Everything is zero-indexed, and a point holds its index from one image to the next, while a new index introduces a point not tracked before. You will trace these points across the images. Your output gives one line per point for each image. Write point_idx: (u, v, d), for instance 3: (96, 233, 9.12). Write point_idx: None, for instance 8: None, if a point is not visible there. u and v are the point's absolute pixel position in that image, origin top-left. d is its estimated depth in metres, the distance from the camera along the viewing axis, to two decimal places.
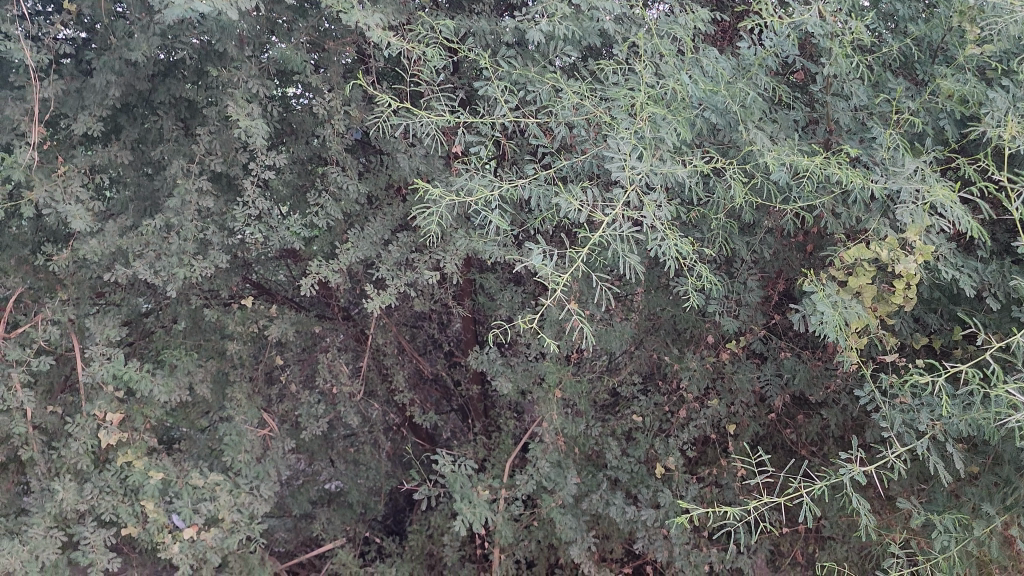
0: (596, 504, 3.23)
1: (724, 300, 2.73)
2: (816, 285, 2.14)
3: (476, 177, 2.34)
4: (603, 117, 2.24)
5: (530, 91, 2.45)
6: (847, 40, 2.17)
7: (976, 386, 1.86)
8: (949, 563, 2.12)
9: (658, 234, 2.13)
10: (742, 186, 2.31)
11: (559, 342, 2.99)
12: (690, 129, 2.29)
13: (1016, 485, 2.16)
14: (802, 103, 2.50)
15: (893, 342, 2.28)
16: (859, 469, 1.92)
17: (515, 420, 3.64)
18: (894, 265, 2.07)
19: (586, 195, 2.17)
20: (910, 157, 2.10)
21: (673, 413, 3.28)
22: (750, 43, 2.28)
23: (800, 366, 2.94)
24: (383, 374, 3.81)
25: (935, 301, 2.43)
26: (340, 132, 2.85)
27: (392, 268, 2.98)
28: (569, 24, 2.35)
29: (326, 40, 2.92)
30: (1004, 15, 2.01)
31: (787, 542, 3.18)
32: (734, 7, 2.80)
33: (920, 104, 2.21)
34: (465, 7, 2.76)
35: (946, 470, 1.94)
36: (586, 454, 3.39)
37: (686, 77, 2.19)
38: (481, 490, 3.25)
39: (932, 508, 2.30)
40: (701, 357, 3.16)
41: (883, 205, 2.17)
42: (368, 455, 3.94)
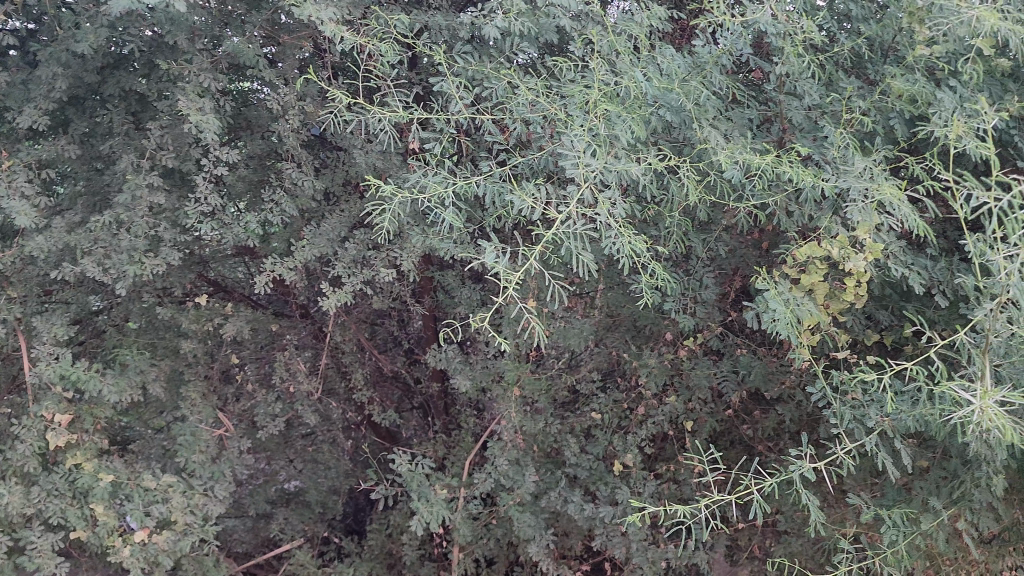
0: (554, 502, 3.23)
1: (680, 296, 2.73)
2: (769, 283, 2.17)
3: (430, 173, 2.31)
4: (559, 114, 2.23)
5: (486, 87, 2.44)
6: (798, 40, 2.19)
7: (921, 382, 1.87)
8: (898, 557, 2.14)
9: (611, 232, 2.13)
10: (697, 184, 2.31)
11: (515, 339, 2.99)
12: (645, 127, 2.30)
13: (963, 478, 2.16)
14: (757, 100, 2.51)
15: (844, 339, 2.30)
16: (809, 466, 1.90)
17: (475, 418, 3.62)
18: (844, 263, 2.09)
19: (540, 193, 2.16)
20: (860, 155, 2.13)
21: (632, 410, 3.29)
22: (705, 41, 2.29)
23: (756, 363, 2.97)
24: (342, 373, 3.78)
25: (887, 299, 2.46)
26: (295, 128, 2.82)
27: (348, 266, 2.97)
28: (524, 20, 2.35)
29: (282, 33, 2.87)
30: (950, 15, 2.03)
31: (744, 537, 3.21)
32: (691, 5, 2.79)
33: (872, 103, 2.24)
34: (422, 2, 2.73)
35: (894, 466, 1.96)
36: (545, 451, 3.38)
37: (641, 75, 2.20)
38: (439, 488, 3.23)
39: (883, 503, 2.32)
40: (659, 354, 3.17)
41: (834, 203, 2.19)
42: (327, 454, 3.91)
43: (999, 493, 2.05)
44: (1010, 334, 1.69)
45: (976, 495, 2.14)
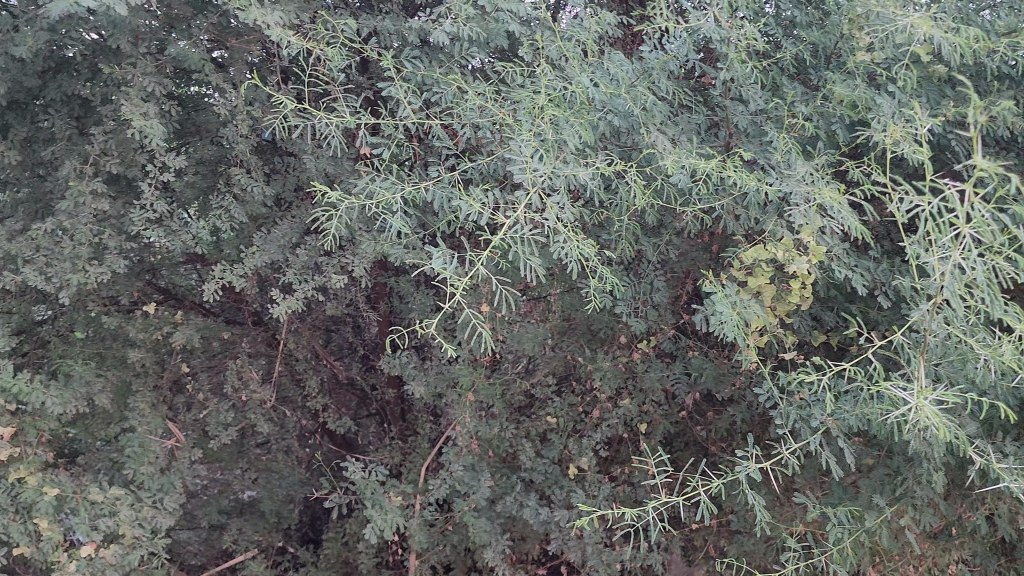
0: (510, 506, 3.23)
1: (631, 300, 2.74)
2: (716, 286, 2.20)
3: (378, 179, 2.30)
4: (506, 119, 2.24)
5: (436, 92, 2.44)
6: (742, 46, 2.22)
7: (862, 382, 1.90)
8: (845, 555, 2.18)
9: (560, 236, 2.13)
10: (645, 188, 2.33)
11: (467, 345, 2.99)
12: (593, 132, 2.31)
13: (906, 476, 2.20)
14: (704, 105, 2.54)
15: (791, 340, 2.34)
16: (755, 466, 1.92)
17: (431, 424, 3.60)
18: (789, 266, 2.12)
19: (489, 198, 2.16)
20: (803, 159, 2.16)
21: (587, 414, 3.31)
22: (652, 47, 2.32)
23: (707, 365, 3.00)
24: (296, 380, 3.75)
25: (832, 300, 2.50)
26: (243, 133, 2.79)
27: (300, 273, 2.95)
28: (474, 26, 2.37)
29: (230, 36, 2.82)
30: (887, 22, 2.08)
31: (699, 538, 3.23)
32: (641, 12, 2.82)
33: (814, 108, 2.29)
34: (373, 8, 2.72)
35: (838, 465, 1.99)
36: (500, 456, 3.38)
37: (588, 80, 2.22)
38: (393, 496, 3.21)
39: (830, 502, 2.36)
40: (613, 357, 3.19)
41: (778, 206, 2.23)
42: (283, 463, 3.87)
43: (939, 489, 2.10)
44: (945, 334, 1.73)
45: (918, 492, 2.19)
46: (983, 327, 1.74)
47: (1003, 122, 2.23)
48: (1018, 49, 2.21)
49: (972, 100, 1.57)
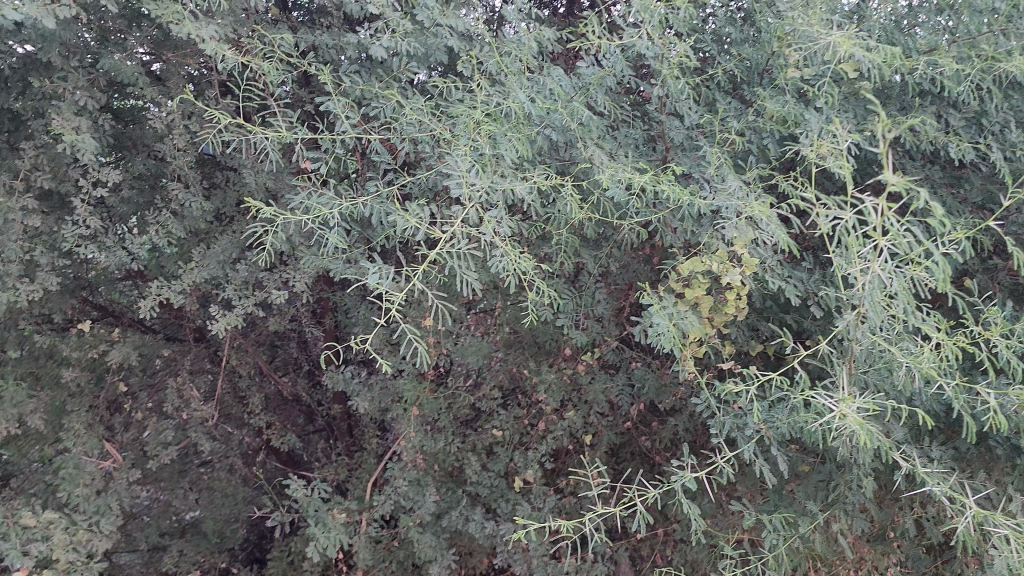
0: (455, 521, 3.22)
1: (573, 313, 2.75)
2: (653, 298, 2.24)
3: (315, 194, 2.28)
4: (444, 133, 2.24)
5: (374, 107, 2.43)
6: (674, 62, 2.25)
7: (789, 391, 1.95)
8: (780, 562, 2.22)
9: (497, 251, 2.14)
10: (582, 203, 2.35)
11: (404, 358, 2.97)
12: (531, 146, 2.33)
13: (838, 482, 2.26)
14: (641, 119, 2.58)
15: (727, 351, 2.38)
16: (689, 475, 1.95)
17: (377, 439, 3.55)
18: (723, 277, 2.16)
19: (426, 212, 2.16)
20: (734, 174, 2.21)
21: (532, 426, 3.32)
22: (589, 63, 2.35)
23: (649, 376, 3.03)
24: (239, 398, 3.69)
25: (768, 310, 2.55)
26: (179, 148, 2.74)
27: (240, 289, 2.91)
28: (412, 41, 2.39)
29: (166, 49, 2.77)
30: (813, 40, 2.14)
31: (646, 547, 3.23)
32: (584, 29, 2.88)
33: (746, 124, 2.34)
34: (315, 23, 2.70)
35: (771, 473, 2.02)
36: (446, 470, 3.37)
37: (524, 95, 2.23)
38: (336, 513, 3.18)
39: (767, 509, 2.40)
40: (557, 369, 3.20)
41: (712, 219, 2.27)
42: (224, 483, 3.80)
43: (870, 494, 2.15)
44: (870, 343, 1.78)
45: (849, 497, 2.24)
46: (906, 336, 1.79)
47: (925, 136, 2.30)
48: (938, 66, 2.29)
49: (883, 117, 1.64)
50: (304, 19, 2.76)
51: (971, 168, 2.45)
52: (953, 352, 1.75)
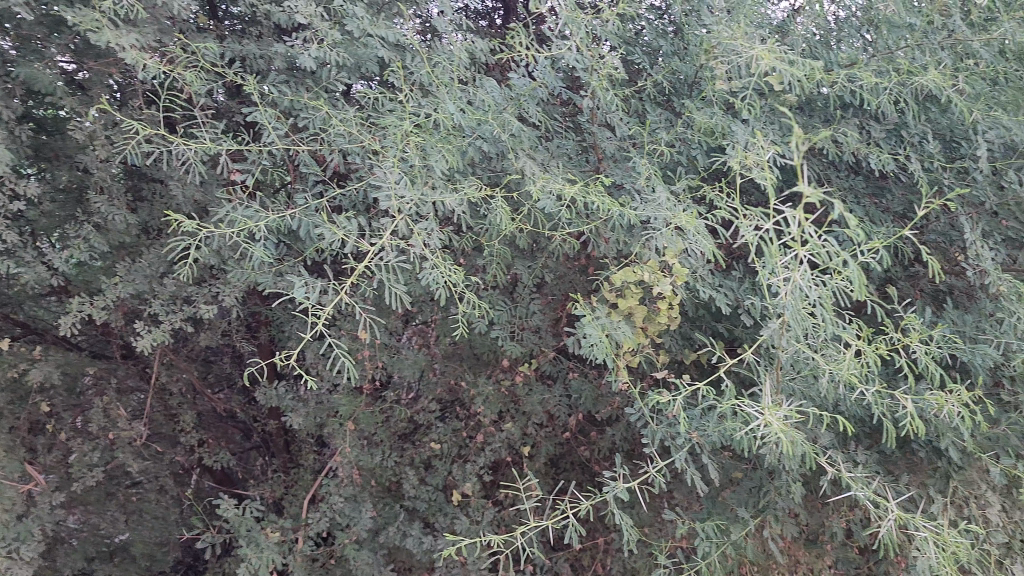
0: (392, 537, 3.17)
1: (508, 325, 2.73)
2: (585, 309, 2.24)
3: (241, 207, 2.22)
4: (373, 144, 2.22)
5: (303, 118, 2.39)
6: (603, 74, 2.25)
7: (714, 400, 1.96)
8: (712, 569, 2.24)
9: (427, 263, 2.11)
10: (512, 215, 2.34)
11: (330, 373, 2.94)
12: (461, 158, 2.32)
13: (768, 488, 2.28)
14: (574, 131, 2.59)
15: (660, 360, 2.40)
16: (620, 486, 1.95)
17: (314, 455, 3.48)
18: (654, 287, 2.17)
19: (353, 225, 2.13)
20: (663, 186, 2.23)
21: (470, 438, 3.29)
22: (520, 74, 2.35)
23: (585, 386, 3.03)
24: (169, 415, 3.59)
25: (700, 319, 2.57)
26: (102, 159, 2.65)
27: (166, 304, 2.83)
28: (341, 51, 2.35)
29: (88, 57, 2.67)
30: (736, 54, 2.18)
31: (587, 556, 3.10)
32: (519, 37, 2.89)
33: (675, 135, 2.38)
34: (246, 33, 2.65)
35: (702, 481, 2.03)
36: (383, 485, 3.32)
37: (452, 106, 2.22)
38: (269, 532, 3.10)
39: (700, 516, 2.42)
40: (495, 381, 3.19)
41: (642, 230, 2.28)
42: (155, 503, 3.67)
43: (799, 500, 2.18)
44: (794, 351, 1.81)
45: (780, 503, 2.27)
46: (829, 343, 1.82)
47: (847, 148, 2.36)
48: (857, 79, 2.36)
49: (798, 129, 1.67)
50: (236, 28, 2.70)
51: (892, 178, 2.52)
52: (872, 358, 1.79)
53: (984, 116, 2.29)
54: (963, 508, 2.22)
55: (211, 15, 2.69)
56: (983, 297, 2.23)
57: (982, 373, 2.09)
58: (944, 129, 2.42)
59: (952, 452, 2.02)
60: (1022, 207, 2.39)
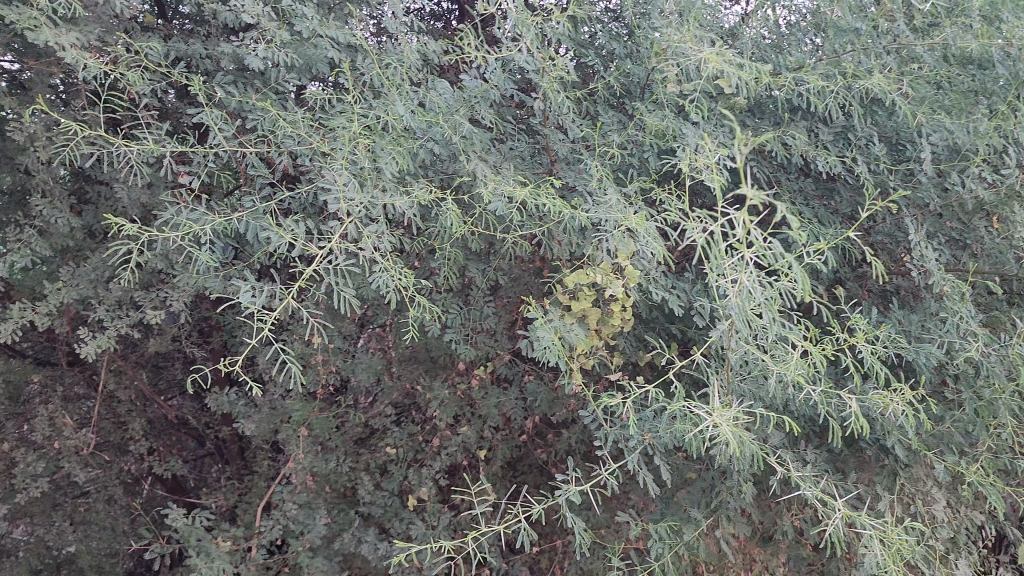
0: (347, 544, 3.13)
1: (462, 328, 2.71)
2: (538, 311, 2.23)
3: (186, 210, 2.17)
4: (322, 146, 2.18)
5: (251, 119, 2.35)
6: (554, 76, 2.24)
7: (663, 402, 1.96)
8: (665, 570, 2.24)
9: (377, 267, 2.09)
10: (463, 218, 2.32)
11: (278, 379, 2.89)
12: (412, 160, 2.30)
13: (720, 489, 2.29)
14: (527, 133, 2.58)
15: (614, 362, 2.39)
16: (573, 489, 1.93)
17: (268, 462, 3.41)
18: (606, 289, 2.17)
19: (301, 228, 2.09)
20: (614, 188, 2.23)
21: (426, 442, 3.26)
22: (471, 76, 2.34)
23: (541, 389, 3.02)
24: (118, 423, 3.49)
25: (654, 321, 2.58)
26: (43, 161, 2.57)
27: (112, 308, 2.76)
28: (289, 52, 2.32)
29: (28, 56, 2.58)
30: (685, 57, 2.20)
31: (545, 559, 3.07)
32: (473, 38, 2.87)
33: (627, 137, 2.39)
34: (194, 33, 2.59)
35: (654, 483, 2.03)
36: (337, 491, 3.28)
37: (402, 108, 2.20)
38: (220, 541, 3.05)
39: (654, 518, 2.42)
40: (451, 384, 3.16)
41: (595, 232, 2.28)
42: (102, 513, 3.52)
43: (750, 500, 2.19)
44: (744, 352, 1.82)
45: (732, 503, 2.28)
46: (778, 344, 1.84)
47: (795, 150, 2.39)
48: (805, 83, 2.39)
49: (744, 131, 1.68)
50: (184, 28, 2.64)
51: (840, 180, 2.55)
52: (819, 359, 1.80)
53: (926, 119, 2.33)
54: (909, 505, 2.25)
55: (158, 15, 2.62)
56: (928, 297, 2.27)
57: (926, 372, 2.12)
58: (890, 132, 2.46)
59: (898, 450, 2.05)
60: (964, 208, 2.44)
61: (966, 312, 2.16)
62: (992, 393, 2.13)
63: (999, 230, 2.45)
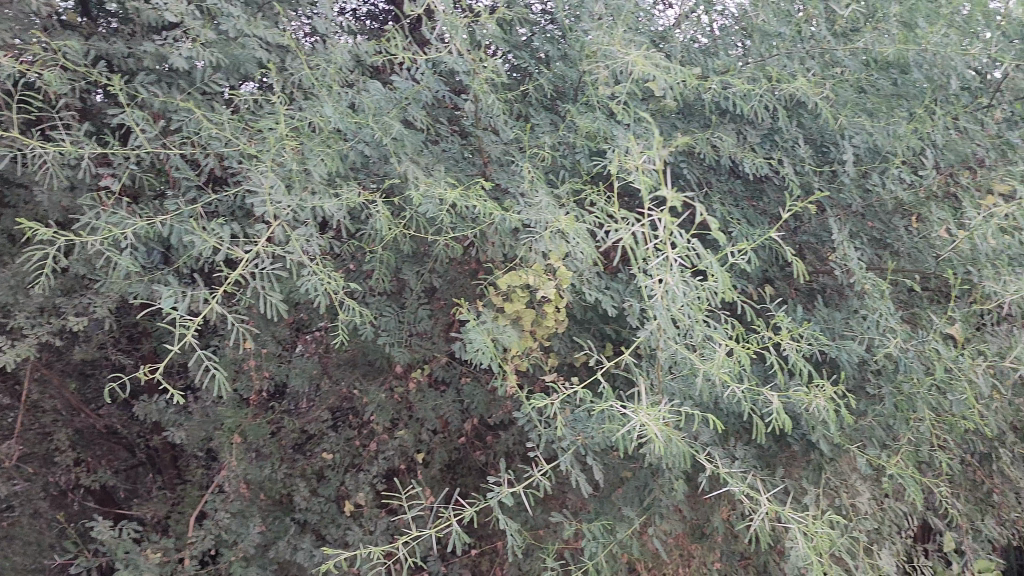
0: (282, 551, 3.09)
1: (397, 331, 2.69)
2: (471, 314, 2.23)
3: (106, 213, 2.11)
4: (248, 148, 2.14)
5: (175, 120, 2.29)
6: (484, 78, 2.24)
7: (589, 404, 1.99)
8: (598, 569, 2.27)
9: (306, 270, 2.06)
10: (395, 221, 2.31)
11: (207, 386, 2.83)
12: (342, 162, 2.27)
13: (652, 487, 2.30)
14: (459, 135, 2.57)
15: (549, 364, 2.40)
16: (505, 491, 1.94)
17: (202, 471, 3.32)
18: (539, 290, 2.17)
19: (226, 231, 2.06)
20: (545, 190, 2.24)
21: (363, 447, 3.23)
22: (403, 78, 2.32)
23: (478, 391, 3.01)
24: (42, 434, 3.37)
25: (589, 321, 2.57)
26: None
27: (31, 315, 2.65)
28: (215, 51, 2.27)
29: None
30: (614, 59, 2.22)
31: (485, 561, 3.05)
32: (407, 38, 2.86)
33: (559, 139, 2.41)
34: (119, 32, 2.50)
35: (586, 483, 2.05)
36: (273, 499, 3.23)
37: (331, 109, 2.17)
38: (150, 553, 2.98)
39: (588, 517, 2.45)
40: (388, 388, 3.12)
41: (527, 234, 2.29)
42: (27, 528, 3.38)
43: (681, 498, 2.22)
44: (671, 352, 1.84)
45: (663, 501, 2.29)
46: (704, 343, 1.87)
47: (723, 152, 2.43)
48: (731, 86, 2.43)
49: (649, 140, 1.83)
50: (109, 28, 2.53)
51: (768, 182, 2.60)
52: (743, 357, 1.84)
53: (848, 121, 2.40)
54: (834, 498, 2.32)
55: (81, 13, 2.51)
56: (851, 295, 2.33)
57: (848, 368, 2.19)
58: (815, 134, 2.52)
59: (822, 445, 2.11)
60: (884, 208, 2.52)
61: (886, 309, 2.23)
62: (910, 387, 2.21)
63: (917, 230, 2.53)
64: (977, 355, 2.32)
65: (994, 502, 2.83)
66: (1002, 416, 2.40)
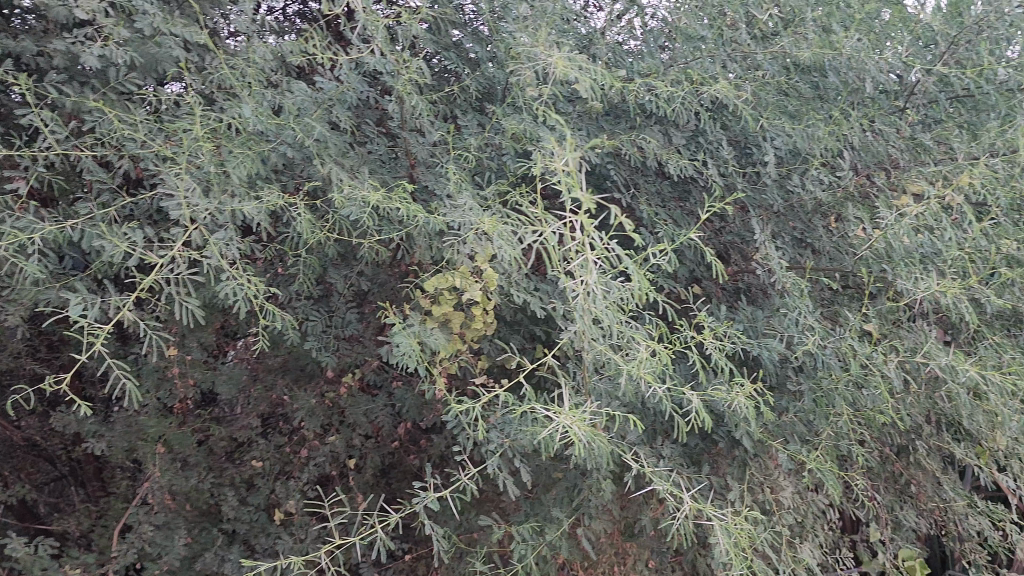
0: (209, 563, 3.01)
1: (324, 335, 2.65)
2: (397, 317, 2.20)
3: (13, 217, 2.02)
4: (164, 149, 2.08)
5: (89, 121, 2.21)
6: (407, 79, 2.21)
7: (514, 406, 1.99)
8: (528, 571, 2.27)
9: (224, 275, 2.01)
10: (318, 224, 2.27)
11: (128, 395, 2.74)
12: (263, 164, 2.23)
13: (581, 488, 2.31)
14: (385, 136, 2.54)
15: (478, 366, 2.39)
16: (431, 496, 1.92)
17: (127, 482, 3.21)
18: (465, 293, 2.16)
19: (139, 236, 1.99)
20: (471, 192, 2.23)
21: (294, 454, 3.17)
22: (327, 78, 2.28)
23: (409, 395, 2.97)
24: None
25: (518, 323, 2.57)
26: None
27: None
28: (131, 50, 2.19)
29: None
30: (537, 61, 2.22)
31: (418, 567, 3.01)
32: (335, 38, 2.81)
33: (485, 140, 2.40)
34: (30, 29, 2.39)
35: (513, 486, 2.04)
36: (200, 509, 3.14)
37: (249, 110, 2.12)
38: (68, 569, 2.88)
39: (518, 519, 2.45)
40: (318, 393, 3.06)
41: (452, 237, 2.28)
42: None
43: (609, 497, 2.24)
44: (593, 353, 1.85)
45: (592, 501, 2.31)
46: (627, 344, 1.88)
47: (649, 153, 2.45)
48: (655, 88, 2.46)
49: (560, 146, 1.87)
50: (25, 27, 2.42)
51: (693, 183, 2.64)
52: (664, 357, 1.86)
53: (768, 124, 2.45)
54: (758, 494, 2.36)
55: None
56: (773, 294, 2.38)
57: (769, 365, 2.23)
58: (738, 136, 2.56)
59: (744, 442, 2.14)
60: (805, 208, 2.58)
61: (806, 308, 2.28)
62: (829, 383, 2.26)
63: (836, 230, 2.59)
64: (892, 351, 2.39)
65: (912, 493, 2.92)
66: (916, 410, 2.48)
